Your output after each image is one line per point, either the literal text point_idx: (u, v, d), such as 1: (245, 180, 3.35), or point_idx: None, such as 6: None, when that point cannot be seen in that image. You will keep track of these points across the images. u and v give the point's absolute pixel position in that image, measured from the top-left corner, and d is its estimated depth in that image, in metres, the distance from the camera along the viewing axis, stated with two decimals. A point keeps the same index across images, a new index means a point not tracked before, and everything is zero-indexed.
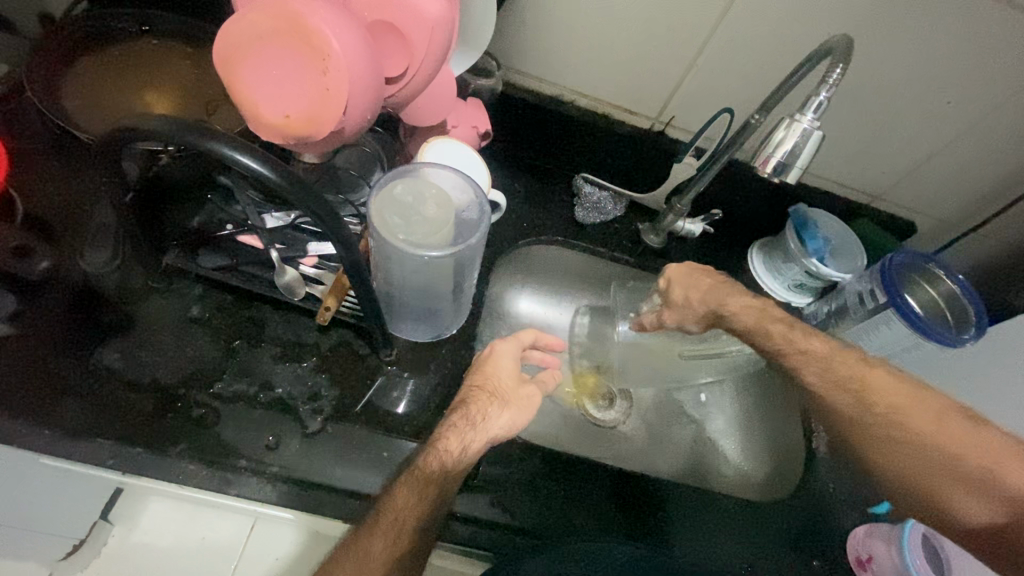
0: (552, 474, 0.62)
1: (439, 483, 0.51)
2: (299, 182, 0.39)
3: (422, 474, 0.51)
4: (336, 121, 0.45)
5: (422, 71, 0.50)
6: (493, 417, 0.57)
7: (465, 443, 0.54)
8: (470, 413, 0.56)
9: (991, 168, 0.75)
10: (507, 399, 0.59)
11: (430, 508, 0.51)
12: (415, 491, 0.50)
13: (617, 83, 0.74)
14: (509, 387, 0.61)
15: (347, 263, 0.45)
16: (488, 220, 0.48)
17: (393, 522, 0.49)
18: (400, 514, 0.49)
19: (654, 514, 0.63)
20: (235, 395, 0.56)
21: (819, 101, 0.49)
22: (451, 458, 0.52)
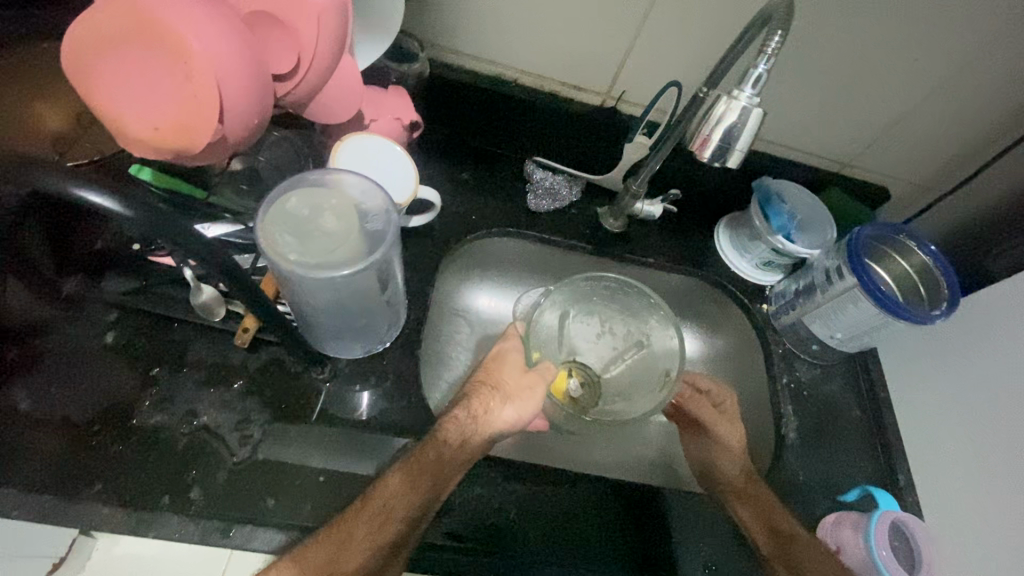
0: (532, 482, 0.60)
1: (436, 481, 0.53)
2: (161, 213, 0.35)
3: (426, 454, 0.53)
4: (211, 132, 0.40)
5: (318, 64, 0.45)
6: (496, 411, 0.60)
7: (464, 435, 0.57)
8: (472, 407, 0.59)
9: (959, 128, 0.70)
10: (511, 394, 0.62)
11: (426, 497, 0.52)
12: (406, 483, 0.51)
13: (558, 58, 0.68)
14: (513, 381, 0.63)
15: (237, 288, 0.41)
16: (396, 229, 0.44)
17: (380, 511, 0.50)
18: (389, 502, 0.50)
19: (632, 522, 0.60)
20: (156, 427, 0.53)
21: (758, 75, 0.45)
22: (452, 445, 0.55)
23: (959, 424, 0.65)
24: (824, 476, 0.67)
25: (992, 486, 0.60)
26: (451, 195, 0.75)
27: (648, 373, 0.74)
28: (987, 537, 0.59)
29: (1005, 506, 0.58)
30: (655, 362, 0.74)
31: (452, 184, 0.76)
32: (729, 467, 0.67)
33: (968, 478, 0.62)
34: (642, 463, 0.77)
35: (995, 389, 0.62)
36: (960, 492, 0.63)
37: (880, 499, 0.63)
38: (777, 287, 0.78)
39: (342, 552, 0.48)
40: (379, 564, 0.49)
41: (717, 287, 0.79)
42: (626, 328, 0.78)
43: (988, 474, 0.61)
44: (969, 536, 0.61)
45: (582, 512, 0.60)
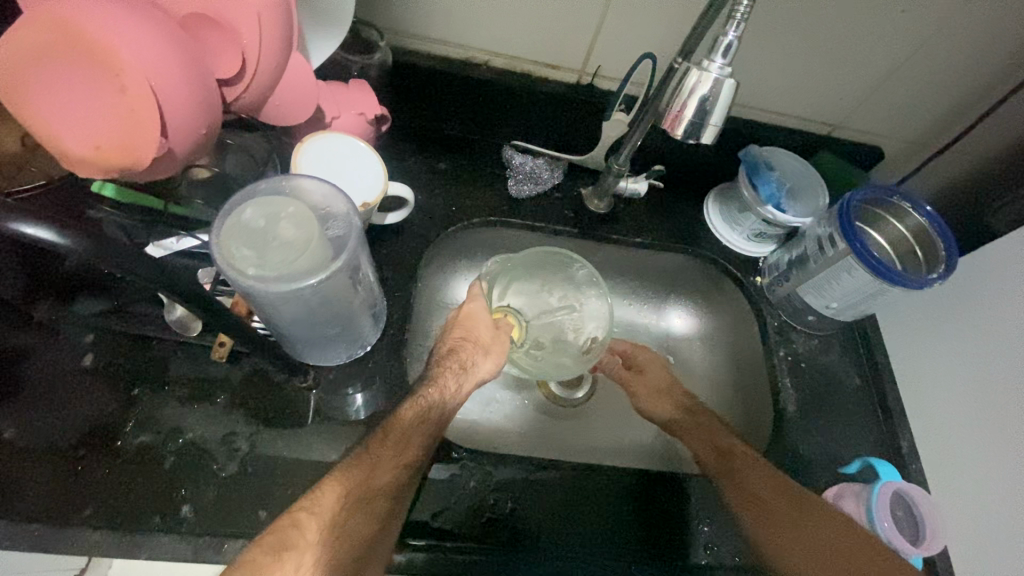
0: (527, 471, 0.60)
1: (437, 428, 0.55)
2: (110, 243, 0.33)
3: (428, 394, 0.56)
4: (153, 147, 0.38)
5: (264, 66, 0.43)
6: (480, 363, 0.62)
7: (458, 387, 0.59)
8: (461, 359, 0.61)
9: (950, 81, 0.67)
10: (487, 347, 0.65)
11: (432, 432, 0.55)
12: (417, 415, 0.53)
13: (528, 36, 0.65)
14: (489, 333, 0.66)
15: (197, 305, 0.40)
16: (359, 233, 0.42)
17: (399, 437, 0.52)
18: (406, 430, 0.52)
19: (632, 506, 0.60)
20: (143, 447, 0.53)
21: (728, 42, 0.42)
22: (449, 394, 0.58)
23: (961, 388, 0.64)
24: (825, 447, 0.66)
25: (997, 448, 0.59)
26: (428, 187, 0.73)
27: (573, 339, 0.75)
28: (998, 500, 0.58)
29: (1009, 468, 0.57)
30: (583, 329, 0.74)
31: (429, 176, 0.73)
32: (663, 409, 0.73)
33: (970, 442, 0.62)
34: (642, 445, 0.76)
35: (995, 352, 0.61)
36: (963, 457, 0.62)
37: (882, 470, 0.62)
38: (771, 258, 0.76)
39: (372, 473, 0.49)
40: (401, 484, 0.51)
41: (709, 263, 0.77)
42: (564, 293, 0.76)
43: (992, 436, 0.60)
44: (976, 498, 0.60)
45: (579, 491, 0.60)
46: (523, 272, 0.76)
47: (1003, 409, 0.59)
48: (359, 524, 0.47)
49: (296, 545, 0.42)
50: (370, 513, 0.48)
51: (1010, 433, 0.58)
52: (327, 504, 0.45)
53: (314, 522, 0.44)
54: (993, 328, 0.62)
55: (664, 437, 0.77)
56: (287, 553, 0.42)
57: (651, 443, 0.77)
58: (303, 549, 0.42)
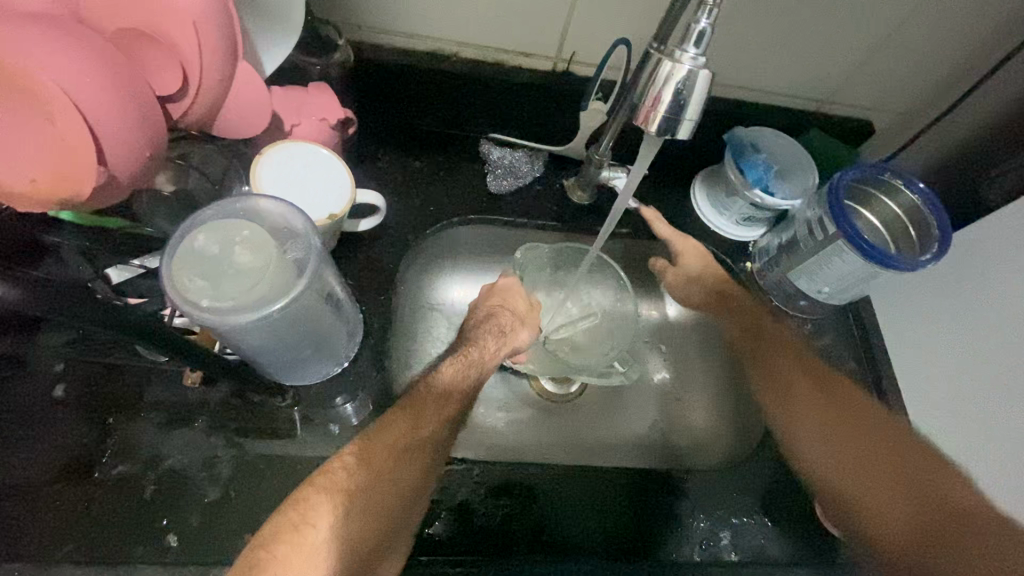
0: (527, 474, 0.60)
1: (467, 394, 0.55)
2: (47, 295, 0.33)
3: (466, 364, 0.56)
4: (92, 176, 0.35)
5: (211, 79, 0.41)
6: (518, 333, 0.64)
7: (498, 345, 0.61)
8: (501, 324, 0.62)
9: (940, 49, 0.64)
10: (524, 317, 0.66)
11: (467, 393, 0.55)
12: (456, 372, 0.54)
13: (496, 23, 0.62)
14: (524, 307, 0.67)
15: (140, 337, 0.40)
16: (318, 254, 0.40)
17: (444, 391, 0.52)
18: (448, 384, 0.53)
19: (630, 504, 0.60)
20: (120, 478, 0.52)
21: (700, 30, 0.40)
22: (489, 354, 0.59)
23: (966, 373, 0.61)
24: None
25: (999, 435, 0.57)
26: (404, 188, 0.70)
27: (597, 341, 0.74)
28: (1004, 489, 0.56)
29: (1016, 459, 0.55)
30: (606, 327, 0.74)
31: (405, 175, 0.71)
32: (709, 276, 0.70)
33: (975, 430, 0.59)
34: (638, 438, 0.75)
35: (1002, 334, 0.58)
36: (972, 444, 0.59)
37: None
38: (761, 242, 0.74)
39: (417, 423, 0.49)
40: (442, 437, 0.51)
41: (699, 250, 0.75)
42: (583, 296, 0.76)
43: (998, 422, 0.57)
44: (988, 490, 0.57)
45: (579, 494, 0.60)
46: (548, 274, 0.75)
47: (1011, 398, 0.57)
48: (406, 471, 0.46)
49: (344, 486, 0.42)
50: (414, 464, 0.47)
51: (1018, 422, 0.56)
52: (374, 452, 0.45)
53: (363, 469, 0.44)
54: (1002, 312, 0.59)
55: (661, 429, 0.76)
56: (333, 493, 0.42)
57: (647, 436, 0.75)
58: (347, 493, 0.42)
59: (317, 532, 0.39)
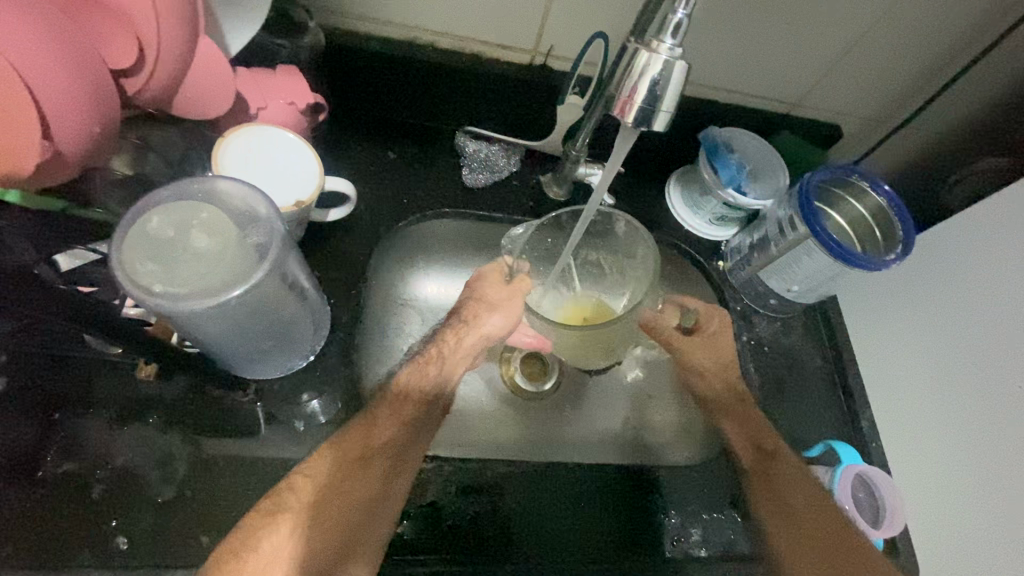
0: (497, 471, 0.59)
1: (427, 395, 0.57)
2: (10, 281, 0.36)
3: (426, 369, 0.59)
4: (33, 150, 0.33)
5: (167, 55, 0.38)
6: (484, 317, 0.62)
7: (459, 337, 0.61)
8: (462, 314, 0.62)
9: (905, 59, 0.66)
10: (494, 303, 0.63)
11: (430, 391, 0.58)
12: (416, 374, 0.58)
13: (472, 14, 0.61)
14: (498, 290, 0.64)
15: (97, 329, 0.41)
16: (283, 238, 0.38)
17: (398, 396, 0.55)
18: (406, 387, 0.56)
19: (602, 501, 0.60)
20: (65, 477, 0.48)
21: (679, 20, 0.39)
22: (448, 348, 0.61)
23: (930, 370, 0.63)
24: (789, 430, 0.66)
25: (960, 432, 0.58)
26: (377, 180, 0.69)
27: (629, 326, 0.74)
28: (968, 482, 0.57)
29: (979, 455, 0.56)
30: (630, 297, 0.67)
31: (378, 167, 0.69)
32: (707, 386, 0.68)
33: (939, 426, 0.61)
34: (610, 435, 0.75)
35: (965, 334, 0.59)
36: (936, 441, 0.61)
37: (843, 454, 0.63)
38: (732, 242, 0.75)
39: (371, 433, 0.52)
40: (404, 438, 0.53)
41: (672, 248, 0.76)
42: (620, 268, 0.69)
43: (961, 420, 0.58)
44: (950, 483, 0.59)
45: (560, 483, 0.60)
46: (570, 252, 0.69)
47: (973, 397, 0.58)
48: (361, 482, 0.49)
49: (289, 507, 0.46)
50: (370, 474, 0.50)
51: (977, 419, 0.57)
52: (322, 467, 0.49)
53: (310, 483, 0.47)
54: (966, 313, 0.60)
55: (634, 425, 0.76)
56: (281, 514, 0.45)
57: (618, 432, 0.75)
58: (297, 511, 0.46)
59: (261, 555, 0.43)
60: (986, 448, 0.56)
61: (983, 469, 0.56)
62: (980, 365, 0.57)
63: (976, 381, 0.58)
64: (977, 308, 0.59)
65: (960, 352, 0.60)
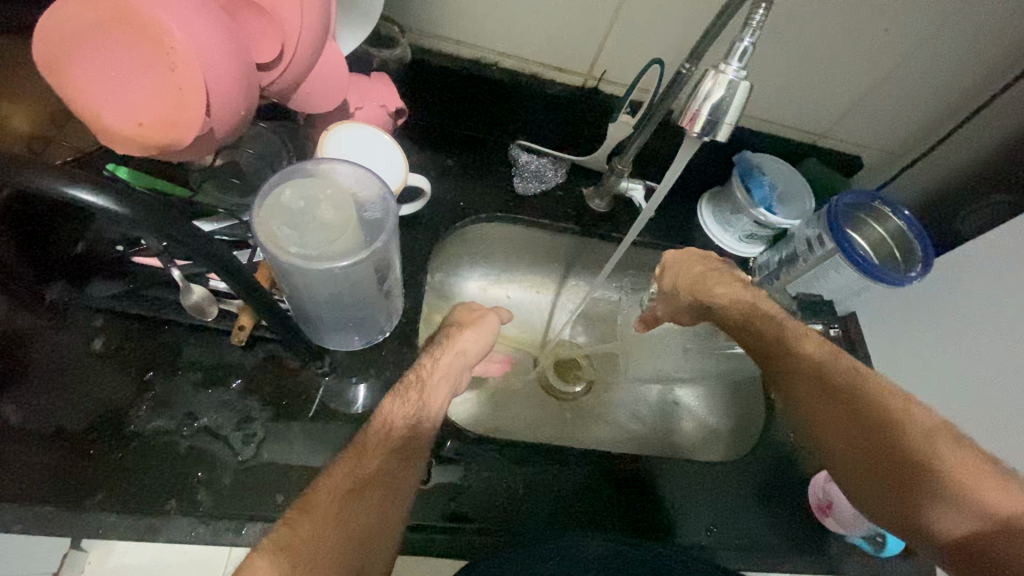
0: (535, 458, 0.62)
1: (413, 420, 0.52)
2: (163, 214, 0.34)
3: (405, 395, 0.53)
4: (198, 124, 0.38)
5: (302, 53, 0.44)
6: (456, 336, 0.59)
7: (436, 356, 0.57)
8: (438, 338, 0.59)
9: (924, 98, 0.73)
10: (464, 325, 0.61)
11: (414, 414, 0.52)
12: (395, 401, 0.52)
13: (538, 38, 0.68)
14: (468, 317, 0.63)
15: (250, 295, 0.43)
16: (394, 215, 0.44)
17: (381, 425, 0.50)
18: (389, 414, 0.51)
19: (639, 495, 0.62)
20: (155, 432, 0.52)
21: (744, 48, 0.45)
22: (428, 373, 0.55)
23: (951, 383, 0.66)
24: None
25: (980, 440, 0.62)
26: (437, 183, 0.74)
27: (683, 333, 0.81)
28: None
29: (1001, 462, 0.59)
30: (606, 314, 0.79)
31: (438, 170, 0.75)
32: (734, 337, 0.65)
33: None
34: (638, 436, 0.79)
35: (992, 349, 0.63)
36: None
37: None
38: (761, 258, 0.80)
39: (360, 461, 0.47)
40: (396, 466, 0.49)
41: None
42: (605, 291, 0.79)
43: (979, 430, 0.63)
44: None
45: (565, 522, 0.59)
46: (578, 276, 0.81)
47: (996, 408, 0.62)
48: (355, 513, 0.45)
49: (291, 544, 0.41)
50: (367, 503, 0.46)
51: (992, 427, 0.61)
52: (318, 503, 0.44)
53: (307, 518, 0.43)
54: (983, 331, 0.65)
55: (661, 427, 0.79)
56: (282, 551, 0.41)
57: (646, 433, 0.79)
58: (302, 548, 0.42)
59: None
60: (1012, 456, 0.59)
61: None
62: (996, 377, 0.62)
63: (994, 391, 0.62)
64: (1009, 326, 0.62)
65: (983, 366, 0.64)
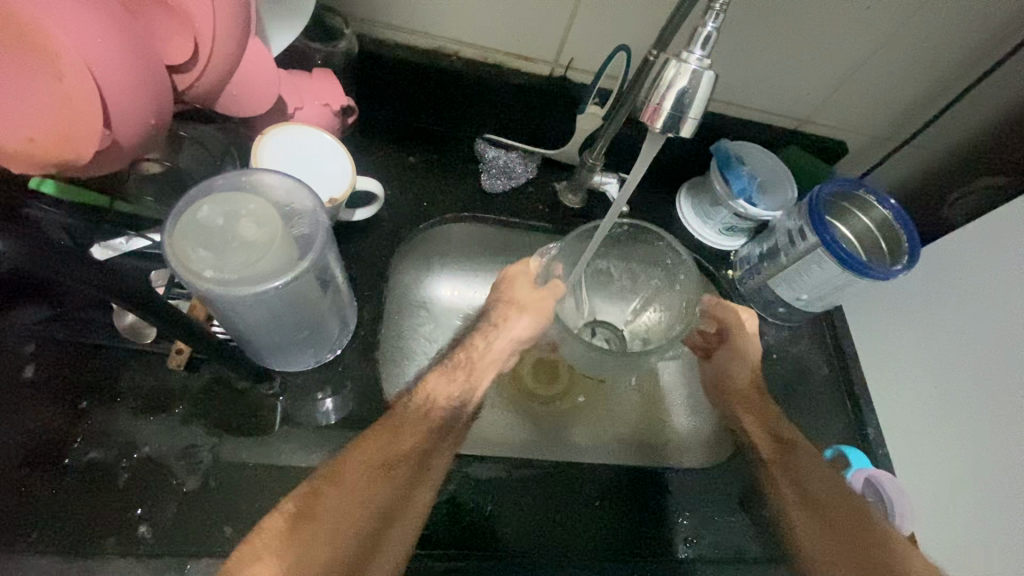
0: (514, 472, 0.59)
1: (455, 401, 0.57)
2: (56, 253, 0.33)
3: (454, 376, 0.58)
4: (96, 136, 0.34)
5: (220, 52, 0.40)
6: (514, 321, 0.62)
7: (489, 339, 0.62)
8: (492, 319, 0.62)
9: (911, 78, 0.69)
10: (525, 306, 0.63)
11: (457, 395, 0.57)
12: (444, 379, 0.57)
13: (499, 25, 0.63)
14: (529, 294, 0.63)
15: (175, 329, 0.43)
16: (325, 228, 0.41)
17: (423, 401, 0.55)
18: (432, 393, 0.56)
19: (620, 509, 0.60)
20: (92, 465, 0.49)
21: (708, 33, 0.41)
22: (479, 348, 0.61)
23: (939, 380, 0.64)
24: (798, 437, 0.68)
25: (969, 442, 0.60)
26: (398, 183, 0.70)
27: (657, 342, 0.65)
28: (984, 493, 0.58)
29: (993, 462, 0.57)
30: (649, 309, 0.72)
31: (399, 170, 0.71)
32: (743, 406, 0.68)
33: (952, 435, 0.62)
34: (624, 441, 0.75)
35: (977, 346, 0.61)
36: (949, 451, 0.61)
37: (852, 458, 0.65)
38: (742, 251, 0.77)
39: (394, 437, 0.51)
40: (430, 447, 0.52)
41: (682, 256, 0.78)
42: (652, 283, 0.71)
43: (969, 431, 0.60)
44: (967, 491, 0.59)
45: (559, 539, 0.57)
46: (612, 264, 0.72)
47: (984, 404, 0.59)
48: (384, 489, 0.48)
49: (316, 515, 0.45)
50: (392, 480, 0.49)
51: (983, 427, 0.59)
52: (353, 476, 0.48)
53: (338, 490, 0.47)
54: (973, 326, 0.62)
55: (641, 429, 0.76)
56: (310, 520, 0.44)
57: (630, 437, 0.76)
58: (322, 521, 0.45)
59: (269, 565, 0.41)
60: (1005, 458, 0.56)
61: (992, 478, 0.57)
62: (986, 376, 0.59)
63: (982, 389, 0.60)
64: (993, 324, 0.60)
65: (969, 363, 0.61)
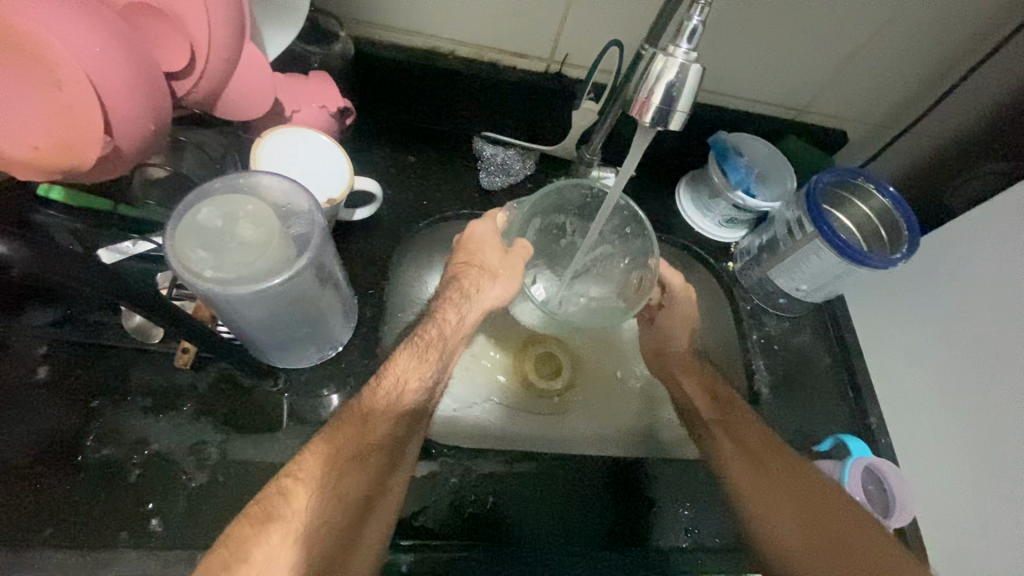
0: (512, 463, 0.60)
1: (422, 390, 0.55)
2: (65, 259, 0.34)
3: (425, 352, 0.56)
4: (97, 143, 0.35)
5: (216, 57, 0.41)
6: (485, 289, 0.63)
7: (461, 312, 0.61)
8: (462, 286, 0.62)
9: (909, 65, 0.69)
10: (496, 271, 0.64)
11: (428, 378, 0.56)
12: (413, 359, 0.55)
13: (492, 24, 0.64)
14: (498, 259, 0.64)
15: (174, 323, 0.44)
16: (321, 228, 0.42)
17: (395, 384, 0.53)
18: (404, 374, 0.54)
19: (616, 500, 0.60)
20: (104, 461, 0.50)
21: (694, 26, 0.42)
22: (449, 329, 0.60)
23: (941, 367, 0.64)
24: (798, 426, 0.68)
25: (971, 428, 0.60)
26: (396, 181, 0.71)
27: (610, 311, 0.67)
28: (987, 480, 0.57)
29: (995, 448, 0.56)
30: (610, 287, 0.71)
31: (397, 168, 0.71)
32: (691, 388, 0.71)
33: (954, 422, 0.61)
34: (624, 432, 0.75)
35: (980, 334, 0.60)
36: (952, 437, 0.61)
37: (853, 446, 0.64)
38: (742, 243, 0.77)
39: (366, 428, 0.50)
40: (403, 432, 0.53)
41: (682, 249, 0.78)
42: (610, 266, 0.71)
43: (970, 417, 0.60)
44: (969, 477, 0.59)
45: (559, 529, 0.58)
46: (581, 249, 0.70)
47: (985, 390, 0.59)
48: (354, 479, 0.47)
49: (281, 515, 0.42)
50: (370, 470, 0.48)
51: (985, 413, 0.59)
52: (316, 469, 0.45)
53: (301, 488, 0.44)
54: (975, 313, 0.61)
55: (643, 421, 0.76)
56: (273, 522, 0.42)
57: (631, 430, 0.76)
58: (290, 519, 0.42)
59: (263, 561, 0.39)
60: (1006, 443, 0.56)
61: (994, 463, 0.57)
62: (988, 362, 0.59)
63: (984, 376, 0.59)
64: (993, 309, 0.59)
65: (972, 351, 0.61)
